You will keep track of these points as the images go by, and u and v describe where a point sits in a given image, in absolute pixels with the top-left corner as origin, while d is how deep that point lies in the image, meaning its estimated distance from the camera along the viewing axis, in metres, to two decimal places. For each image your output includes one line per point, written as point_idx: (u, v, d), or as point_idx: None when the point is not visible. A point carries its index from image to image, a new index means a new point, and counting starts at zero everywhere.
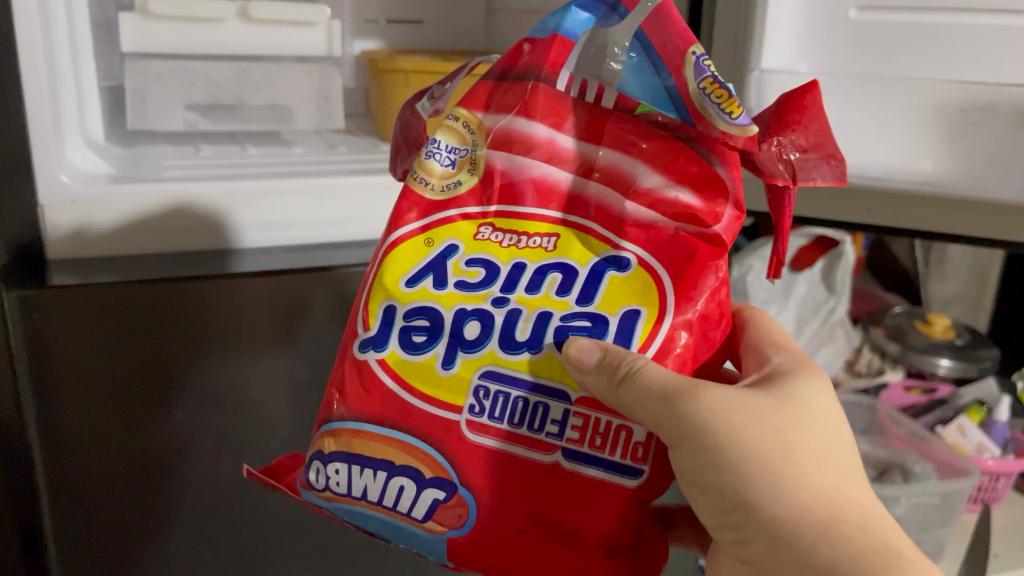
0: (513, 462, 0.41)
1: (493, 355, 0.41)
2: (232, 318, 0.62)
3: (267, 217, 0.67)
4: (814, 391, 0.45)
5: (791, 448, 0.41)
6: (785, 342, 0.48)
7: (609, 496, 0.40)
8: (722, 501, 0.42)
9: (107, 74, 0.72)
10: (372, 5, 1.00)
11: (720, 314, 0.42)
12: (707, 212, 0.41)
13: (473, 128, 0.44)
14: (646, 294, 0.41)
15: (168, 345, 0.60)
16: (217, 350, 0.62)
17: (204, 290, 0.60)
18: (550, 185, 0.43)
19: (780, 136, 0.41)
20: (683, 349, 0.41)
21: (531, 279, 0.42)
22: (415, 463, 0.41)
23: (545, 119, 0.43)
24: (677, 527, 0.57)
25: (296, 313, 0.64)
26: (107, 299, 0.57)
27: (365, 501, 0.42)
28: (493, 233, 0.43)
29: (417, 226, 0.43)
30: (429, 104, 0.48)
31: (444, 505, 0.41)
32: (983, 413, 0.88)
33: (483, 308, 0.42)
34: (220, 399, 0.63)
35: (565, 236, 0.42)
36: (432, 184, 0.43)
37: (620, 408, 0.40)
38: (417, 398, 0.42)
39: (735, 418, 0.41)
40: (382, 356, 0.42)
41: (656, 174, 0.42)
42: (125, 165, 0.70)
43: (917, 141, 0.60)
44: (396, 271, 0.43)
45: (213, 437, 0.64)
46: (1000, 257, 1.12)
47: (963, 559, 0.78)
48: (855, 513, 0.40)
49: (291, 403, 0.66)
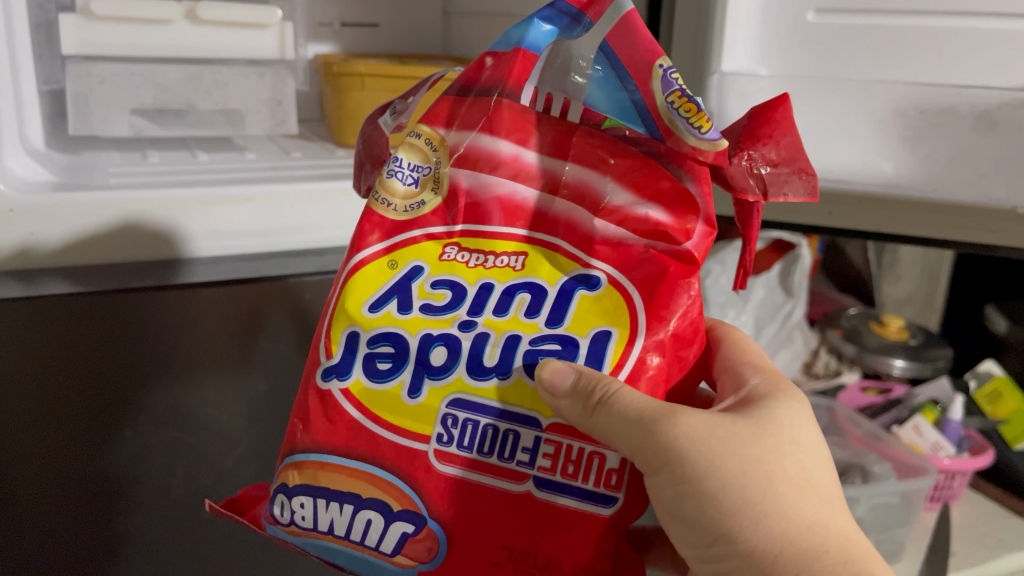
0: (482, 492, 0.40)
1: (461, 382, 0.40)
2: (186, 331, 0.60)
3: (221, 225, 0.65)
4: (792, 415, 0.44)
5: (771, 477, 0.41)
6: (762, 363, 0.48)
7: (583, 525, 0.39)
8: (700, 533, 0.41)
9: (48, 78, 0.69)
10: (326, 7, 0.98)
11: (693, 334, 0.41)
12: (678, 229, 0.40)
13: (436, 145, 0.43)
14: (616, 314, 0.40)
15: (121, 360, 0.58)
16: (170, 365, 0.60)
17: (158, 301, 0.59)
18: (516, 204, 0.42)
19: (750, 150, 0.40)
20: (656, 371, 0.40)
21: (499, 300, 0.41)
22: (382, 496, 0.40)
23: (510, 135, 0.42)
24: (655, 549, 0.55)
25: (251, 325, 0.62)
26: (55, 314, 0.55)
27: (333, 534, 0.41)
28: (459, 253, 0.42)
29: (380, 247, 0.42)
30: (393, 119, 0.47)
31: (413, 538, 0.40)
32: (937, 412, 0.90)
33: (449, 334, 0.40)
34: (174, 415, 0.61)
35: (533, 254, 0.41)
36: (395, 205, 0.42)
37: (596, 433, 0.39)
38: (382, 427, 0.40)
39: (714, 444, 0.40)
40: (346, 386, 0.41)
41: (625, 191, 0.41)
42: (68, 173, 0.67)
43: (878, 144, 0.60)
44: (359, 296, 0.41)
45: (166, 455, 0.61)
46: (949, 259, 1.14)
47: (924, 557, 0.79)
48: (838, 544, 0.40)
49: (246, 416, 0.64)
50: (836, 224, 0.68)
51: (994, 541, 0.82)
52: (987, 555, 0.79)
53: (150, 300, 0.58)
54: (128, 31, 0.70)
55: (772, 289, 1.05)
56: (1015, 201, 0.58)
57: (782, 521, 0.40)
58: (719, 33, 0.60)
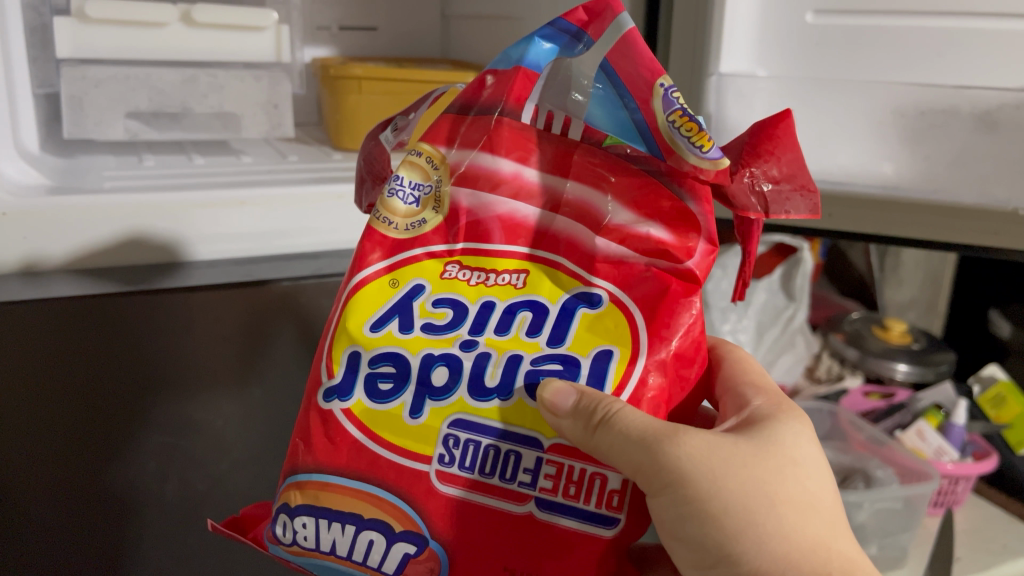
0: (483, 514, 0.39)
1: (463, 403, 0.40)
2: (182, 335, 0.60)
3: (220, 229, 0.64)
4: (795, 435, 0.43)
5: (772, 499, 0.40)
6: (764, 382, 0.48)
7: (584, 547, 0.39)
8: (702, 555, 0.40)
9: (44, 81, 0.68)
10: (324, 11, 0.97)
11: (694, 353, 0.41)
12: (679, 247, 0.40)
13: (437, 163, 0.42)
14: (618, 333, 0.39)
15: (121, 368, 0.58)
16: (171, 371, 0.60)
17: (155, 305, 0.58)
18: (517, 221, 0.41)
19: (752, 167, 0.39)
20: (656, 392, 0.40)
21: (500, 319, 0.40)
22: (383, 518, 0.40)
23: (510, 153, 0.42)
24: (658, 565, 0.53)
25: (246, 330, 0.62)
26: (52, 318, 0.55)
27: (334, 555, 0.40)
28: (460, 271, 0.41)
29: (382, 266, 0.41)
30: (393, 135, 0.46)
31: (415, 559, 0.40)
32: (941, 417, 0.89)
33: (450, 354, 0.40)
34: (169, 419, 0.61)
35: (534, 272, 0.41)
36: (396, 224, 0.41)
37: (597, 453, 0.39)
38: (384, 448, 0.40)
39: (715, 465, 0.40)
40: (348, 406, 0.40)
41: (626, 210, 0.41)
42: (62, 176, 0.66)
43: (876, 143, 0.60)
44: (360, 315, 0.41)
45: (161, 460, 0.61)
46: (951, 261, 1.13)
47: (927, 562, 0.78)
48: (840, 567, 0.40)
49: (238, 423, 0.63)
50: (838, 226, 0.67)
51: (998, 547, 0.81)
52: (993, 561, 0.78)
53: (147, 306, 0.58)
54: (125, 33, 0.70)
55: (774, 293, 1.05)
56: (1015, 202, 0.57)
57: (784, 544, 0.39)
58: (716, 34, 0.60)
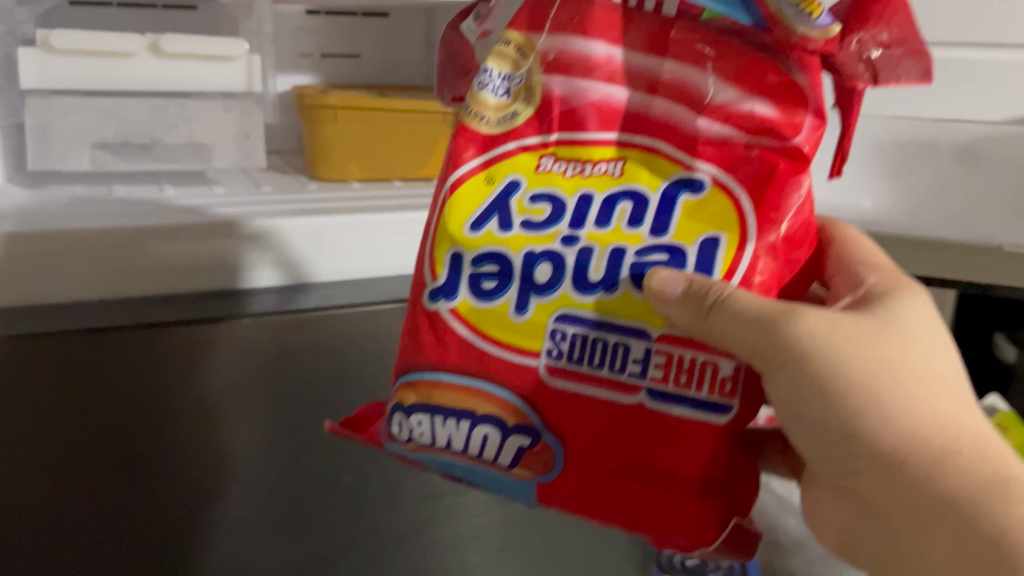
0: (584, 409, 0.31)
1: (569, 298, 0.31)
2: (202, 378, 0.46)
3: (205, 260, 0.49)
4: (918, 321, 0.34)
5: (903, 373, 0.32)
6: (876, 260, 0.37)
7: (694, 437, 0.31)
8: (824, 438, 0.33)
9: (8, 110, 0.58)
10: None
11: (807, 232, 0.32)
12: (786, 125, 0.30)
13: (525, 51, 0.33)
14: (722, 216, 0.30)
15: (129, 422, 0.45)
16: (218, 426, 0.47)
17: (170, 343, 0.45)
18: (613, 109, 0.32)
19: (857, 27, 0.30)
20: (766, 278, 0.31)
21: (602, 207, 0.31)
22: (499, 408, 0.32)
23: (604, 36, 0.32)
24: (770, 456, 0.43)
25: (279, 374, 0.49)
26: (56, 355, 0.43)
27: (453, 452, 0.33)
28: (557, 163, 0.32)
29: (477, 162, 0.32)
30: (476, 25, 0.35)
31: (532, 451, 0.32)
32: None
33: (552, 251, 0.31)
34: (176, 485, 0.47)
35: (631, 154, 0.31)
36: (488, 117, 0.32)
37: (711, 339, 0.30)
38: (497, 346, 0.32)
39: (839, 345, 0.32)
40: (456, 305, 0.32)
41: (729, 87, 0.31)
42: None
43: (855, 179, 0.62)
44: (460, 213, 0.32)
45: (162, 537, 0.47)
46: None
47: None
48: (973, 443, 0.32)
49: (241, 488, 0.48)
50: None
51: None
52: None
53: (157, 342, 0.45)
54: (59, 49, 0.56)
55: None
56: (1000, 237, 0.54)
57: (915, 424, 0.32)
58: None
